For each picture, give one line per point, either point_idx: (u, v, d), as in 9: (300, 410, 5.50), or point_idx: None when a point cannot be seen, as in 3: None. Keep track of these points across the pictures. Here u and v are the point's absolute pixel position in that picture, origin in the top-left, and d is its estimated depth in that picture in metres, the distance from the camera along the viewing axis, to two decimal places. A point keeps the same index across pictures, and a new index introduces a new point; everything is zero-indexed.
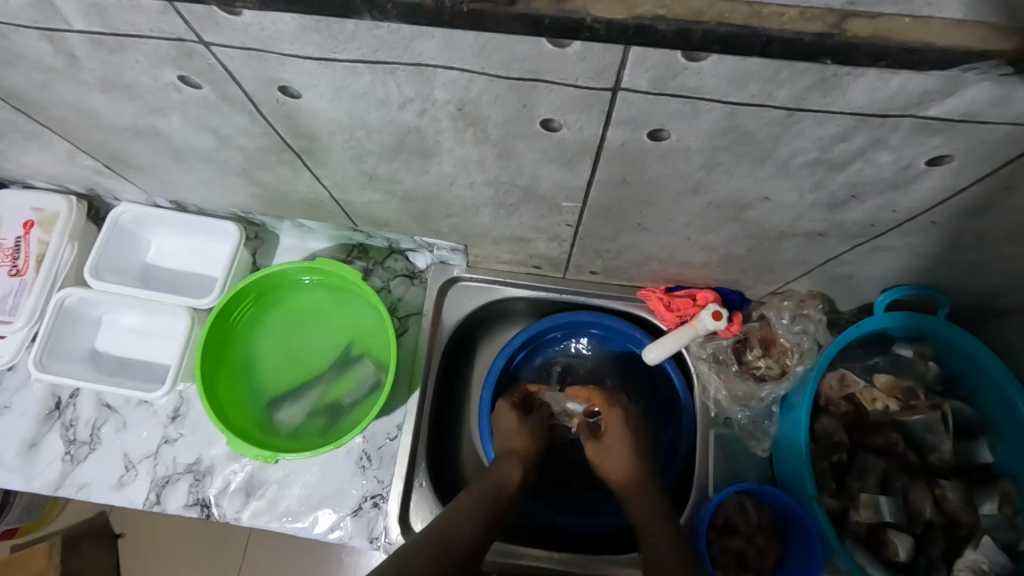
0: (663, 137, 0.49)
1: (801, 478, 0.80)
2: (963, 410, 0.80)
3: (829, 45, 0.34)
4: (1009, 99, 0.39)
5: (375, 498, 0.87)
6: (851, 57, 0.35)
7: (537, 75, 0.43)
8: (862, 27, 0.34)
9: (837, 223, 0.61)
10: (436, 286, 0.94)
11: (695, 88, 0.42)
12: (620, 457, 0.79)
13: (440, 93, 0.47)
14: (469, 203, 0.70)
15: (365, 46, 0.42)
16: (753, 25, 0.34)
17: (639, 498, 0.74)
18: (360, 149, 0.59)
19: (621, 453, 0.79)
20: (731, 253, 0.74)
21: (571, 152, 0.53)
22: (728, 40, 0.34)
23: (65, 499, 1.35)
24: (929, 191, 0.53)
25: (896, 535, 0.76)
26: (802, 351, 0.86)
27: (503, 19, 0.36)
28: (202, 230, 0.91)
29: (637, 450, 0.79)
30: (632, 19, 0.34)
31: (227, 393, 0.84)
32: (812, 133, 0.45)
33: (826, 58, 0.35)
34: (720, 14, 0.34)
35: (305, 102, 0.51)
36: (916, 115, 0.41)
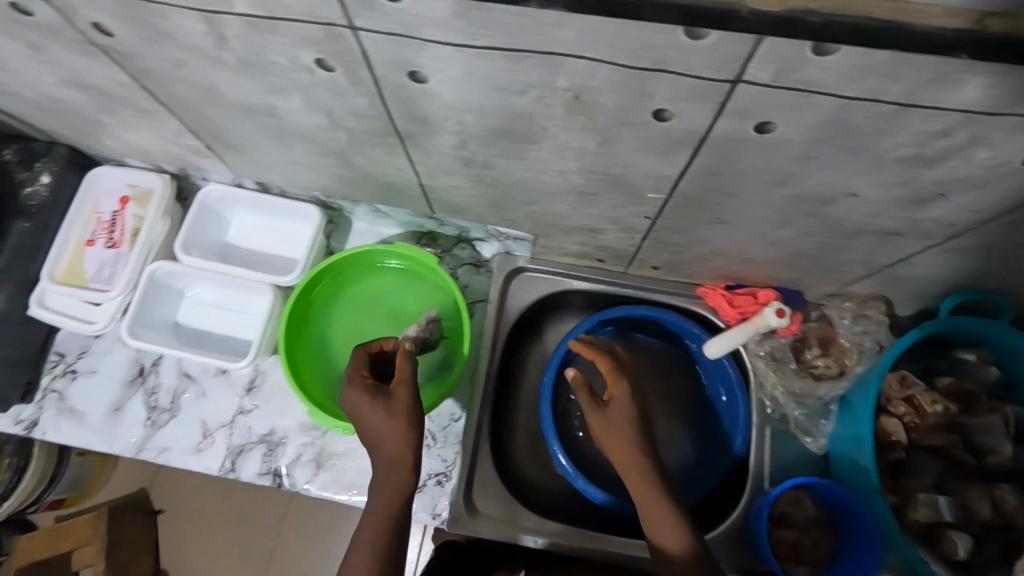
0: (768, 130, 0.52)
1: (865, 474, 0.81)
2: (1022, 416, 0.82)
3: (968, 39, 0.38)
4: None
5: (438, 476, 0.90)
6: (986, 53, 0.38)
7: (662, 65, 0.46)
8: (999, 25, 0.38)
9: (917, 221, 0.63)
10: (501, 275, 0.98)
11: (814, 81, 0.44)
12: (619, 445, 0.73)
13: (563, 80, 0.51)
14: (554, 190, 0.73)
15: (505, 34, 0.46)
16: (898, 20, 0.38)
17: (645, 491, 0.71)
18: (465, 134, 0.63)
19: (621, 443, 0.73)
20: (801, 250, 0.77)
21: (673, 141, 0.56)
22: (873, 32, 0.38)
23: (106, 475, 1.38)
24: (1015, 190, 0.55)
25: (955, 535, 0.78)
26: (862, 352, 0.88)
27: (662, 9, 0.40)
28: (283, 211, 0.96)
29: (638, 444, 0.72)
30: (785, 10, 0.38)
31: (305, 365, 0.88)
32: (915, 129, 0.48)
33: (964, 52, 0.38)
34: (867, 9, 0.38)
35: (429, 86, 0.55)
36: (1020, 113, 0.44)
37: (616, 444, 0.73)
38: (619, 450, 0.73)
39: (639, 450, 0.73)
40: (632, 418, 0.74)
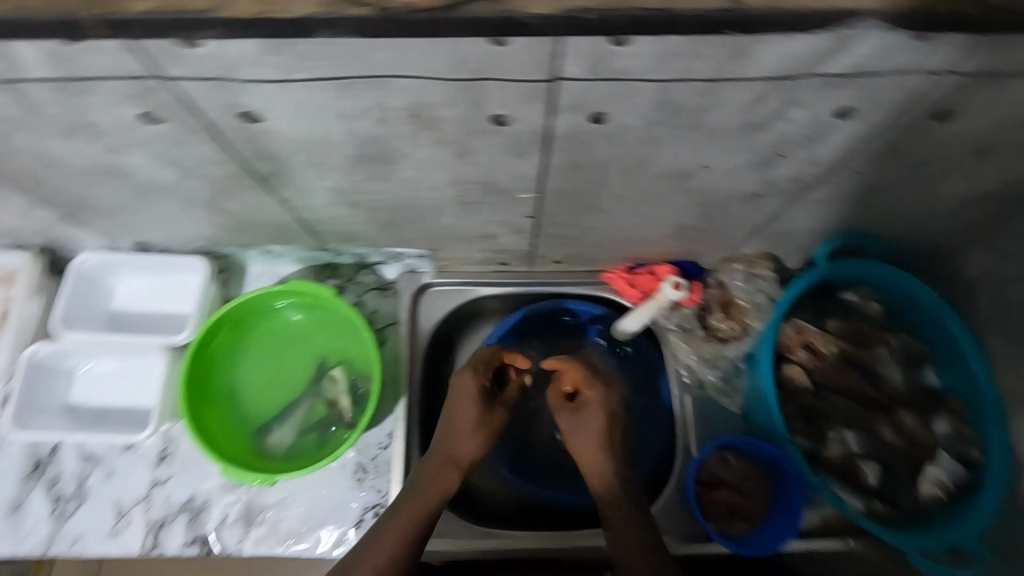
0: (604, 120, 0.53)
1: (774, 425, 0.84)
2: (909, 342, 0.87)
3: (729, 17, 0.41)
4: (889, 49, 0.45)
5: (376, 508, 0.89)
6: (748, 28, 0.42)
7: (483, 74, 0.47)
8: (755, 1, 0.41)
9: (771, 181, 0.67)
10: (408, 295, 0.97)
11: (627, 70, 0.46)
12: (590, 449, 0.72)
13: (396, 100, 0.50)
14: (434, 206, 0.72)
15: (322, 65, 0.46)
16: (662, 9, 0.40)
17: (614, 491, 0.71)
18: (323, 165, 0.62)
19: (595, 446, 0.72)
20: (682, 224, 0.80)
21: (523, 142, 0.57)
22: (647, 20, 0.40)
23: None
24: (842, 141, 0.59)
25: (865, 463, 0.83)
26: (758, 308, 0.93)
27: (450, 25, 0.40)
28: (167, 268, 0.92)
29: (606, 445, 0.72)
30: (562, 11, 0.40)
31: (214, 424, 0.84)
32: (734, 100, 0.51)
33: (729, 28, 0.41)
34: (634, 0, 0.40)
35: (267, 124, 0.54)
36: (816, 73, 0.48)
37: (585, 451, 0.72)
38: (589, 453, 0.72)
39: (608, 449, 0.72)
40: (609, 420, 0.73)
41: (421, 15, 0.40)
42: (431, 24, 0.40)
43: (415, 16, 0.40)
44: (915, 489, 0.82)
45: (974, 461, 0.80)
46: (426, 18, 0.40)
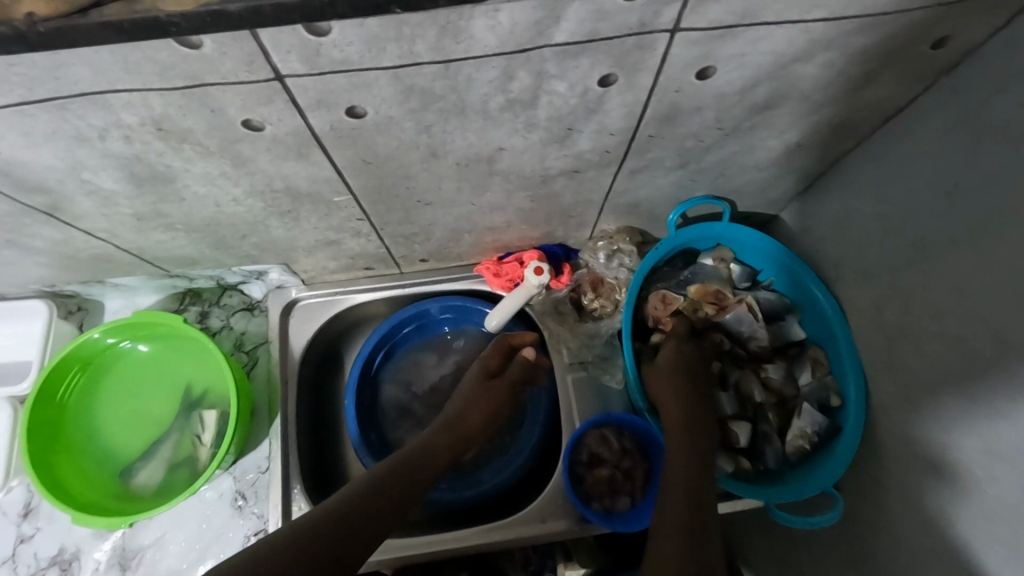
0: (361, 113, 0.52)
1: (636, 396, 0.88)
2: (770, 298, 0.89)
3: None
4: (607, 11, 0.44)
5: (259, 534, 0.86)
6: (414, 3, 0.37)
7: (198, 79, 0.44)
8: None
9: (580, 157, 0.66)
10: (276, 311, 0.95)
11: (345, 60, 0.44)
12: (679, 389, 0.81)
13: (129, 116, 0.48)
14: (251, 219, 0.70)
15: (18, 87, 0.43)
16: None
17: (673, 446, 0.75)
18: (102, 191, 0.59)
19: (670, 394, 0.81)
20: (522, 208, 0.79)
21: (294, 145, 0.55)
22: (299, 8, 0.35)
23: None
24: (624, 110, 0.58)
25: (734, 425, 0.83)
26: (624, 284, 0.93)
27: (88, 33, 0.35)
28: (10, 315, 0.88)
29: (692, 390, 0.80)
30: (201, 7, 0.34)
31: (68, 472, 0.81)
32: (480, 78, 0.49)
33: (394, 6, 0.36)
34: None
35: (8, 155, 0.51)
36: (548, 44, 0.46)
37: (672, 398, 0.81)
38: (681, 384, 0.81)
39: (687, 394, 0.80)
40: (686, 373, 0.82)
41: (49, 24, 0.34)
42: (66, 34, 0.34)
43: (42, 26, 0.34)
44: (782, 443, 0.82)
45: (833, 410, 0.80)
46: (55, 27, 0.34)
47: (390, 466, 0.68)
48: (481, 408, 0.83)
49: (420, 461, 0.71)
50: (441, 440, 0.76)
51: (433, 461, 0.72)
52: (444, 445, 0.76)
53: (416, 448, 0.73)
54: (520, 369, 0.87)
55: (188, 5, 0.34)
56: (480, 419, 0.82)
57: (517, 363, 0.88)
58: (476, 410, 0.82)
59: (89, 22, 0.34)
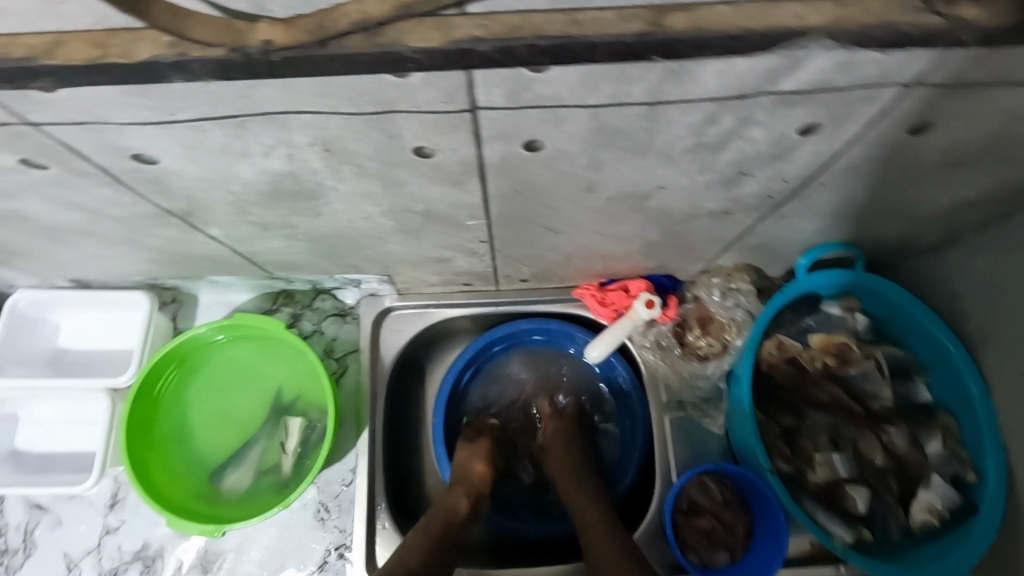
0: (539, 147, 0.48)
1: (752, 449, 0.79)
2: (896, 354, 0.82)
3: (650, 43, 0.34)
4: (851, 64, 0.39)
5: (340, 548, 0.84)
6: (677, 52, 0.35)
7: (389, 106, 0.41)
8: (677, 21, 0.34)
9: (737, 199, 0.61)
10: (368, 320, 0.91)
11: (551, 96, 0.41)
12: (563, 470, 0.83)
13: (301, 136, 0.45)
14: (374, 235, 0.66)
15: (203, 104, 0.40)
16: (573, 33, 0.33)
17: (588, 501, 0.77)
18: (241, 202, 0.56)
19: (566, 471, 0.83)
20: (648, 242, 0.74)
21: (455, 172, 0.51)
22: (553, 51, 0.34)
23: None
24: (810, 158, 0.53)
25: (852, 489, 0.78)
26: (738, 324, 0.87)
27: (319, 62, 0.34)
28: (111, 303, 0.87)
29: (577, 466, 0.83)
30: (450, 45, 0.33)
31: (160, 470, 0.80)
32: (680, 121, 0.45)
33: (652, 54, 0.35)
34: (536, 27, 0.33)
35: (165, 165, 0.48)
36: (771, 91, 0.41)
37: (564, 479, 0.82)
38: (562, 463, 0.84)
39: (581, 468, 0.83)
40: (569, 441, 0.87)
41: (285, 53, 0.33)
42: (296, 63, 0.34)
43: (276, 54, 0.33)
44: (905, 515, 0.77)
45: (967, 485, 0.75)
46: (290, 57, 0.33)
47: (420, 537, 0.70)
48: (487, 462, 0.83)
49: (444, 525, 0.72)
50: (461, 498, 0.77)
51: (457, 524, 0.74)
52: (461, 500, 0.77)
53: (436, 514, 0.74)
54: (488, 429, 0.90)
55: (435, 42, 0.33)
56: (483, 469, 0.82)
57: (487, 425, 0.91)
58: (481, 466, 0.82)
59: (326, 53, 0.33)
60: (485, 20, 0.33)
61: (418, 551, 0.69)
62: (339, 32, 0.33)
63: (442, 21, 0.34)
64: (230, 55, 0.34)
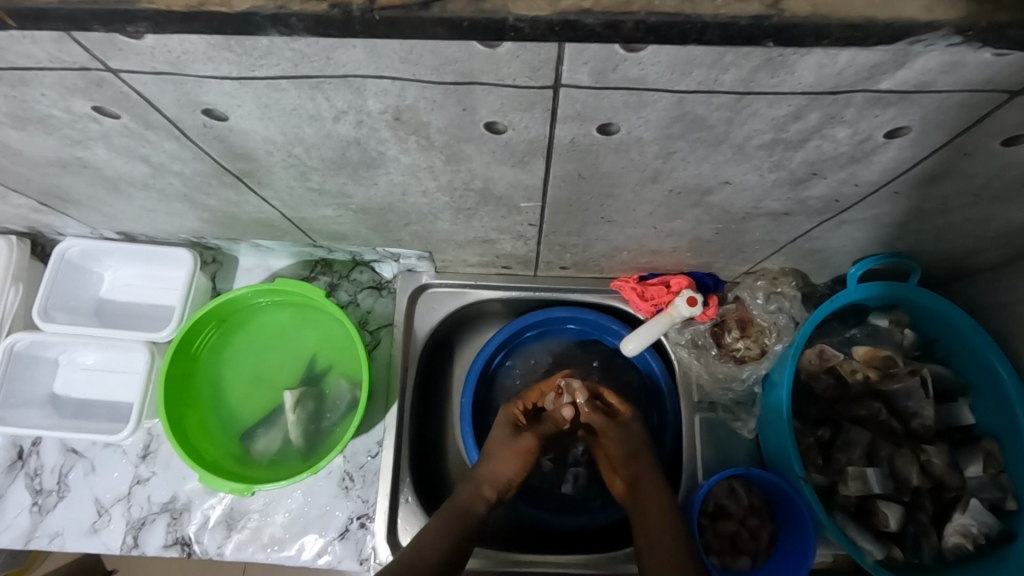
0: (613, 131, 0.46)
1: (786, 457, 0.79)
2: (942, 374, 0.80)
3: (766, 27, 0.33)
4: (961, 65, 0.37)
5: (362, 518, 0.85)
6: (792, 37, 0.34)
7: (470, 77, 0.40)
8: (800, 6, 0.33)
9: (801, 201, 0.59)
10: (403, 295, 0.91)
11: (638, 78, 0.39)
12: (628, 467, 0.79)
13: (375, 103, 0.44)
14: (426, 211, 0.66)
15: (284, 62, 0.40)
16: (685, 11, 0.33)
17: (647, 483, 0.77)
18: (302, 167, 0.56)
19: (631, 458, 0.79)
20: (700, 238, 0.72)
21: (521, 152, 0.50)
22: (661, 29, 0.33)
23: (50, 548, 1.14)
24: (888, 163, 0.51)
25: (883, 505, 0.76)
26: (779, 329, 0.85)
27: (420, 24, 0.33)
28: (156, 259, 0.88)
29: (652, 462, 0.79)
30: (556, 14, 0.33)
31: (196, 426, 0.82)
32: (765, 114, 0.43)
33: (766, 39, 0.34)
34: (649, 2, 0.33)
35: (233, 123, 0.48)
36: (868, 89, 0.40)
37: (648, 484, 0.77)
38: (642, 465, 0.79)
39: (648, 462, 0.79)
40: (642, 441, 0.81)
41: (384, 12, 0.33)
42: (398, 23, 0.33)
43: (375, 13, 0.33)
44: (937, 537, 0.75)
45: (1006, 513, 0.74)
46: (389, 15, 0.33)
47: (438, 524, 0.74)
48: (506, 455, 0.80)
49: (462, 516, 0.75)
50: (483, 491, 0.78)
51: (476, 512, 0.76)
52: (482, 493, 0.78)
53: (455, 503, 0.77)
54: (558, 421, 0.83)
55: (541, 10, 0.33)
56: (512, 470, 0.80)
57: (554, 415, 0.84)
58: (508, 464, 0.80)
59: (428, 15, 0.33)
60: None
61: (440, 537, 0.73)
62: None
63: None
64: (328, 10, 0.33)
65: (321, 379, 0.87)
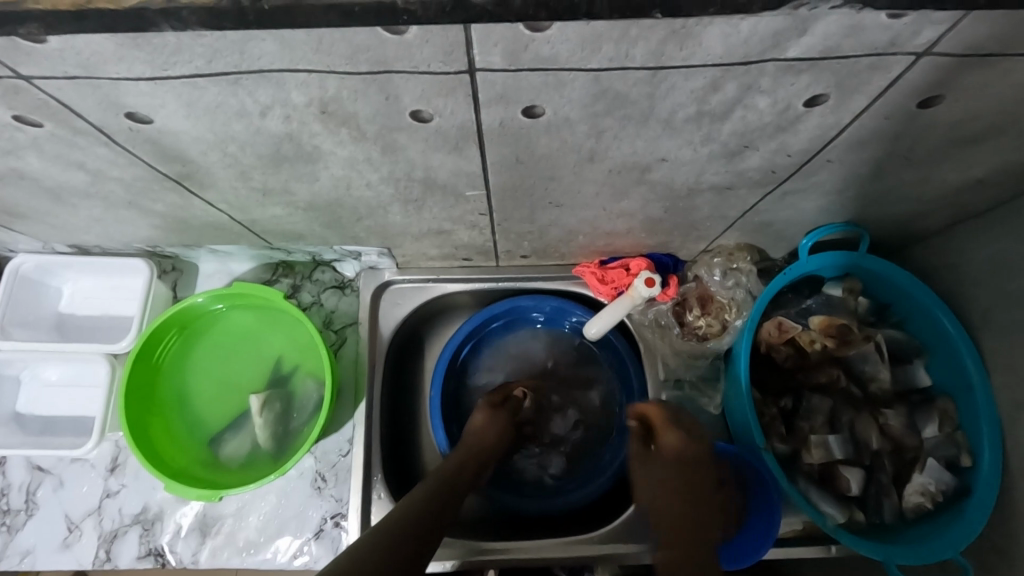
0: (539, 112, 0.47)
1: (748, 429, 0.80)
2: (896, 338, 0.82)
3: None
4: (860, 29, 0.38)
5: (337, 517, 0.85)
6: (682, 9, 0.34)
7: (386, 64, 0.40)
8: None
9: (740, 174, 0.60)
10: (367, 292, 0.91)
11: (551, 57, 0.40)
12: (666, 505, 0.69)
13: (297, 96, 0.44)
14: (374, 203, 0.66)
15: (197, 58, 0.40)
16: None
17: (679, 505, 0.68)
18: (240, 165, 0.55)
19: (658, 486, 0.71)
20: (650, 217, 0.73)
21: (454, 138, 0.51)
22: (551, 4, 0.33)
23: None
24: (815, 130, 0.52)
25: (845, 469, 0.78)
26: (738, 304, 0.86)
27: (312, 12, 0.34)
28: (112, 269, 0.87)
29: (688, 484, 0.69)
30: None
31: (162, 435, 0.82)
32: (683, 87, 0.44)
33: (657, 10, 0.34)
34: None
35: (160, 125, 0.48)
36: (776, 57, 0.41)
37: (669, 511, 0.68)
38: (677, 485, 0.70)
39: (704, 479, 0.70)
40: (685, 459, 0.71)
41: (275, 2, 0.33)
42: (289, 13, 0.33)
43: (267, 3, 0.33)
44: (898, 496, 0.78)
45: (962, 469, 0.75)
46: (280, 5, 0.33)
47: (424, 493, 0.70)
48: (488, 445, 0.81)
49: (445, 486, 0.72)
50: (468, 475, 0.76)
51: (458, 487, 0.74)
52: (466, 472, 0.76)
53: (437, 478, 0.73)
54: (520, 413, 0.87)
55: None
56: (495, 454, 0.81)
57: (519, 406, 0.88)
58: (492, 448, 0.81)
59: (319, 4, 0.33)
60: None
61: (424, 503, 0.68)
62: None
63: None
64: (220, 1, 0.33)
65: (288, 382, 0.87)
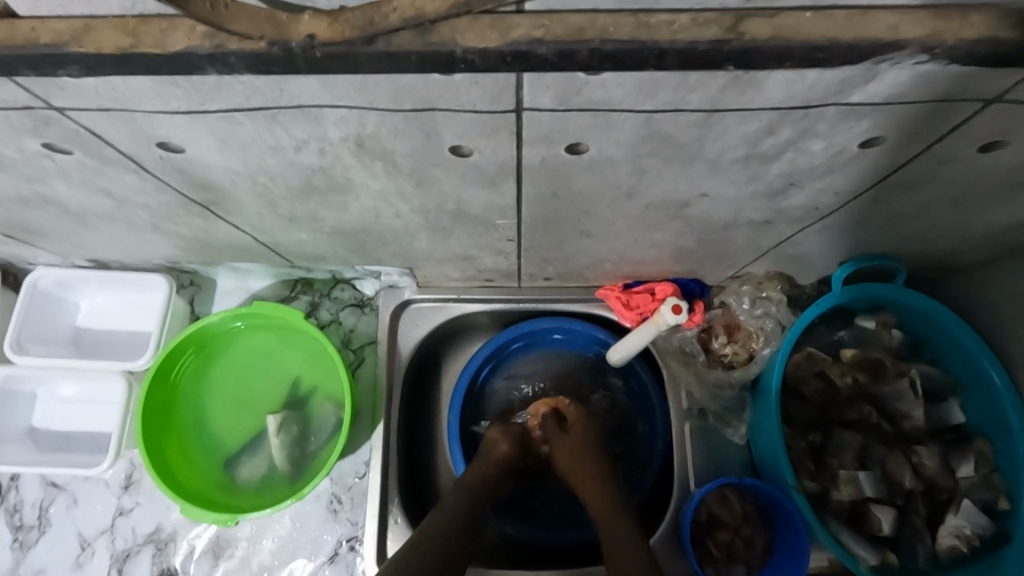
0: (583, 150, 0.45)
1: (778, 466, 0.78)
2: (931, 374, 0.79)
3: (728, 51, 0.33)
4: (931, 77, 0.36)
5: (352, 541, 0.84)
6: (753, 60, 0.34)
7: (431, 104, 0.39)
8: (759, 28, 0.33)
9: (781, 210, 0.58)
10: (386, 312, 0.89)
11: (603, 100, 0.38)
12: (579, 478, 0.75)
13: (335, 131, 0.43)
14: (401, 231, 0.64)
15: (235, 95, 0.38)
16: (641, 36, 0.33)
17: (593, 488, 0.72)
18: (269, 195, 0.54)
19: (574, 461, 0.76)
20: (681, 247, 0.71)
21: (491, 174, 0.49)
22: (618, 56, 0.33)
23: None
24: (867, 171, 0.50)
25: (877, 509, 0.76)
26: (767, 334, 0.83)
27: (363, 59, 0.34)
28: (130, 284, 0.86)
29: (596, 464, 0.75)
30: (507, 45, 0.33)
31: (178, 456, 0.80)
32: (737, 130, 0.42)
33: (728, 63, 0.34)
34: (603, 29, 0.33)
35: (192, 155, 0.47)
36: (839, 102, 0.39)
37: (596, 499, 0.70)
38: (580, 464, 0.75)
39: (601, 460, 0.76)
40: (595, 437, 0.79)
41: (326, 49, 0.33)
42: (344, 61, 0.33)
43: (318, 50, 0.33)
44: (931, 538, 0.75)
45: (1000, 513, 0.74)
46: (331, 53, 0.33)
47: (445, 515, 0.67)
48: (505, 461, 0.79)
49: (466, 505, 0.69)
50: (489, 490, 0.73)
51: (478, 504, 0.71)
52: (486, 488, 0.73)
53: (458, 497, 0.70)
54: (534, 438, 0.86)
55: (494, 42, 0.33)
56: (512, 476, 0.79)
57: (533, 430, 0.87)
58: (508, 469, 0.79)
59: (372, 50, 0.33)
60: (547, 21, 0.33)
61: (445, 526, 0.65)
62: (388, 28, 0.32)
63: (501, 20, 0.33)
64: (267, 48, 0.33)
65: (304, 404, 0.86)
